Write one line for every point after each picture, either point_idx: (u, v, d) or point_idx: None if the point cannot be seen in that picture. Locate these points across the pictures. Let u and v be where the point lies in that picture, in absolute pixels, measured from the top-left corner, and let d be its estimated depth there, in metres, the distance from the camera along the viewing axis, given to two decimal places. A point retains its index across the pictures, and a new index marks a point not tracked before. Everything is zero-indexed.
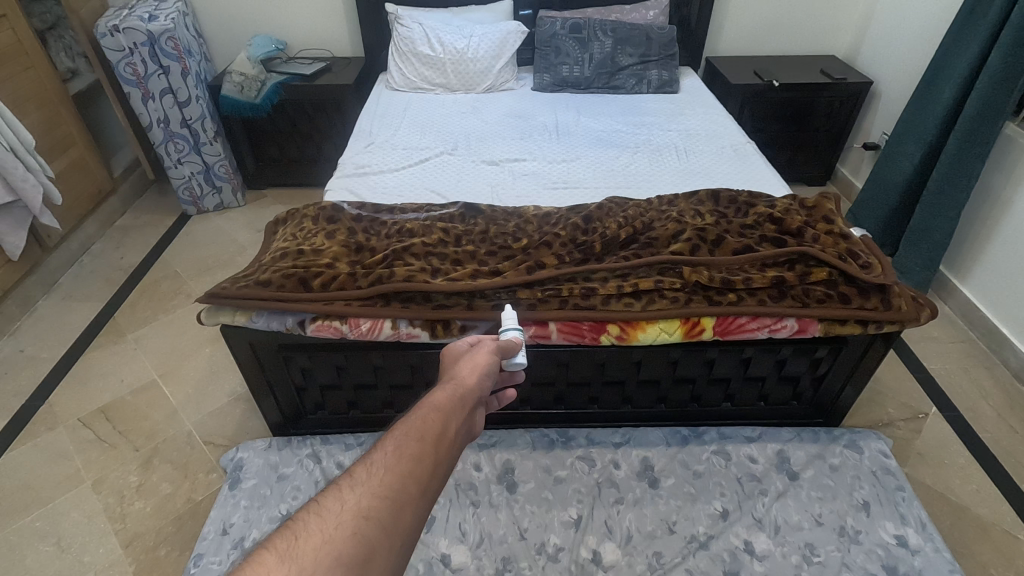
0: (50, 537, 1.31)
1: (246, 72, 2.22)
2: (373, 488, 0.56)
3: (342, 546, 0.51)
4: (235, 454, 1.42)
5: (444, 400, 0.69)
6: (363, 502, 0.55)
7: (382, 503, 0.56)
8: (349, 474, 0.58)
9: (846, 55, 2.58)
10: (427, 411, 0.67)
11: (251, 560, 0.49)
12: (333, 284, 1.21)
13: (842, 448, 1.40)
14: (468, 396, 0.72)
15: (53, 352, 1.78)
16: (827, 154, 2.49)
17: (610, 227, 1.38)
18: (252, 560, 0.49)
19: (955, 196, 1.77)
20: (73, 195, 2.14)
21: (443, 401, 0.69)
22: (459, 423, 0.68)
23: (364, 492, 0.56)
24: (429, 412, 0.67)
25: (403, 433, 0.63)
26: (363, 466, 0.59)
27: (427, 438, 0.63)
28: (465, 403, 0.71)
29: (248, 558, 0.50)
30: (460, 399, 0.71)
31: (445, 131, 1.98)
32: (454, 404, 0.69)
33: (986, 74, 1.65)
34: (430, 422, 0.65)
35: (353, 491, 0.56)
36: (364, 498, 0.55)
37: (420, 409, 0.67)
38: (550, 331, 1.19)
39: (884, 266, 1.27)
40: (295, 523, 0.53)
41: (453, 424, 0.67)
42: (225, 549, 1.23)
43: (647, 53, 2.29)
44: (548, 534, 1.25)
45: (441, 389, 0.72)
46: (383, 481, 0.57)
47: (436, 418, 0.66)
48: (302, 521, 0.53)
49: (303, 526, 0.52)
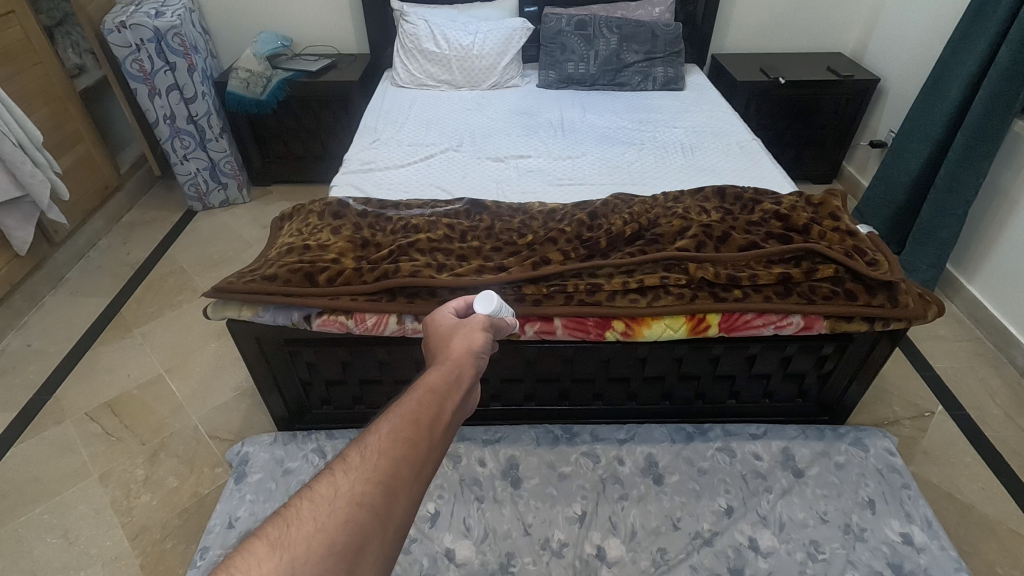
0: (57, 529, 1.32)
1: (252, 68, 2.24)
2: (366, 473, 0.56)
3: (335, 532, 0.51)
4: (240, 448, 1.42)
5: (440, 381, 0.69)
6: (356, 488, 0.55)
7: (375, 488, 0.55)
8: (343, 458, 0.58)
9: (853, 52, 2.57)
10: (421, 392, 0.66)
11: (241, 548, 0.50)
12: (339, 279, 1.22)
13: (848, 446, 1.40)
14: (462, 375, 0.71)
15: (61, 346, 1.79)
16: (833, 151, 2.48)
17: (616, 223, 1.38)
18: (242, 548, 0.50)
19: (964, 193, 1.76)
20: (81, 192, 2.15)
21: (437, 382, 0.69)
22: (455, 404, 0.67)
23: (356, 478, 0.56)
24: (424, 394, 0.66)
25: (397, 415, 0.63)
26: (356, 450, 0.59)
27: (422, 421, 0.62)
28: (460, 383, 0.70)
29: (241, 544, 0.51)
30: (454, 379, 0.70)
31: (450, 127, 1.98)
32: (448, 385, 0.68)
33: (996, 71, 1.63)
34: (425, 404, 0.64)
35: (345, 476, 0.56)
36: (358, 484, 0.55)
37: (413, 391, 0.67)
38: (555, 326, 1.19)
39: (891, 264, 1.26)
40: (287, 511, 0.53)
41: (448, 406, 0.66)
42: (231, 542, 1.23)
43: (652, 50, 2.29)
44: (553, 529, 1.25)
45: (434, 369, 0.71)
46: (375, 466, 0.57)
47: (431, 400, 0.65)
48: (294, 508, 0.53)
49: (296, 514, 0.52)
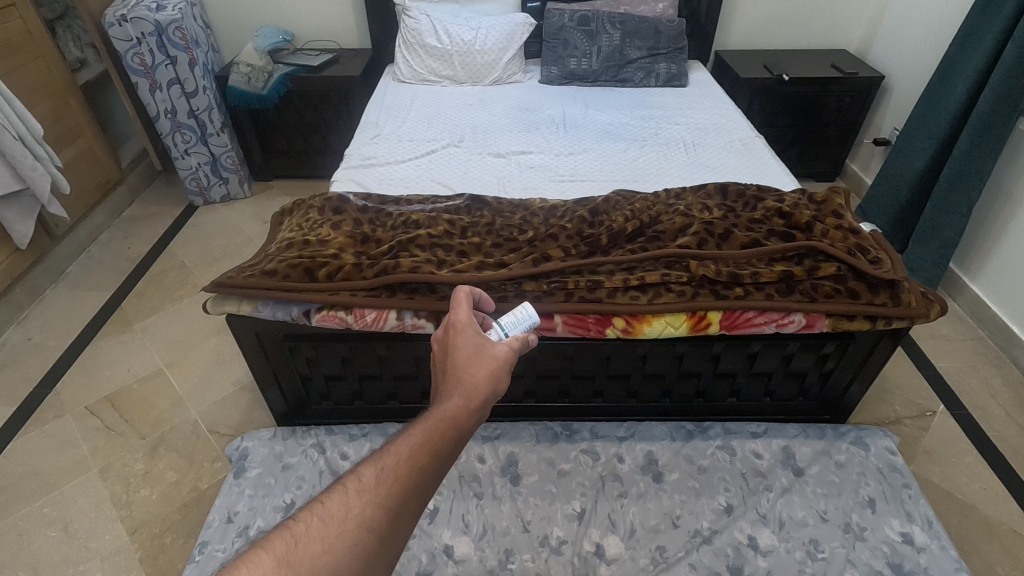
0: (57, 523, 1.33)
1: (253, 63, 2.22)
2: (378, 499, 0.56)
3: (340, 555, 0.52)
4: (240, 442, 1.42)
5: (461, 409, 0.66)
6: (367, 512, 0.55)
7: (383, 515, 0.56)
8: (357, 476, 0.58)
9: (858, 49, 2.56)
10: (443, 419, 0.65)
11: (246, 558, 0.51)
12: (338, 274, 1.21)
13: (849, 444, 1.39)
14: (484, 406, 0.69)
15: (61, 339, 1.80)
16: (837, 148, 2.46)
17: (617, 220, 1.37)
18: (248, 558, 0.51)
19: (967, 191, 1.75)
20: (81, 186, 2.15)
21: (460, 409, 0.66)
22: (471, 435, 0.66)
23: (368, 501, 0.56)
24: (445, 422, 0.64)
25: (415, 440, 0.62)
26: (372, 469, 0.59)
27: (438, 452, 0.62)
28: (481, 414, 0.68)
29: (247, 553, 0.51)
30: (477, 409, 0.68)
31: (452, 123, 1.97)
32: (469, 414, 0.67)
33: (1002, 68, 1.62)
34: (444, 434, 0.63)
35: (358, 496, 0.56)
36: (369, 508, 0.55)
37: (435, 415, 0.65)
38: (556, 323, 1.19)
39: (894, 262, 1.25)
40: (296, 525, 0.54)
41: (464, 438, 0.65)
42: (230, 538, 1.23)
43: (656, 46, 2.27)
44: (551, 526, 1.25)
45: (458, 393, 0.68)
46: (388, 492, 0.57)
47: (451, 429, 0.64)
48: (304, 523, 0.54)
49: (305, 531, 0.53)
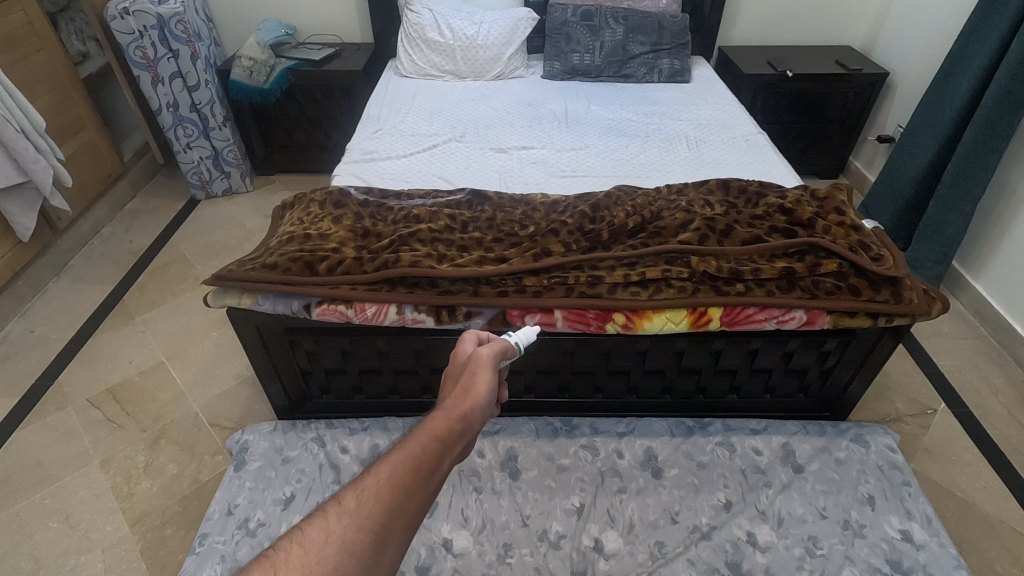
0: (59, 513, 1.33)
1: (256, 56, 2.22)
2: (359, 520, 0.56)
3: None
4: (240, 436, 1.42)
5: (443, 425, 0.68)
6: (348, 535, 0.55)
7: (366, 537, 0.56)
8: (338, 499, 0.59)
9: (862, 46, 2.54)
10: (424, 435, 0.66)
11: None
12: (339, 268, 1.21)
13: (848, 442, 1.39)
14: (469, 419, 0.71)
15: (63, 333, 1.80)
16: (840, 145, 2.45)
17: (618, 216, 1.37)
18: None
19: (971, 188, 1.74)
20: (82, 179, 2.15)
21: (442, 426, 0.68)
22: (454, 450, 0.67)
23: (349, 523, 0.56)
24: (426, 437, 0.66)
25: (397, 459, 0.63)
26: (353, 492, 0.59)
27: (422, 467, 0.63)
28: (464, 428, 0.70)
29: None
30: (459, 421, 0.70)
31: (454, 118, 1.97)
32: (452, 429, 0.68)
33: (1006, 64, 1.60)
34: (427, 449, 0.65)
35: (338, 520, 0.56)
36: (350, 530, 0.56)
37: (417, 433, 0.67)
38: (556, 318, 1.19)
39: (896, 258, 1.24)
40: (275, 555, 0.53)
41: (448, 453, 0.66)
42: (230, 529, 1.24)
43: (659, 41, 2.27)
44: (550, 521, 1.25)
45: (441, 410, 0.71)
46: (370, 514, 0.57)
47: (433, 444, 0.66)
48: (283, 551, 0.53)
49: (284, 559, 0.52)
